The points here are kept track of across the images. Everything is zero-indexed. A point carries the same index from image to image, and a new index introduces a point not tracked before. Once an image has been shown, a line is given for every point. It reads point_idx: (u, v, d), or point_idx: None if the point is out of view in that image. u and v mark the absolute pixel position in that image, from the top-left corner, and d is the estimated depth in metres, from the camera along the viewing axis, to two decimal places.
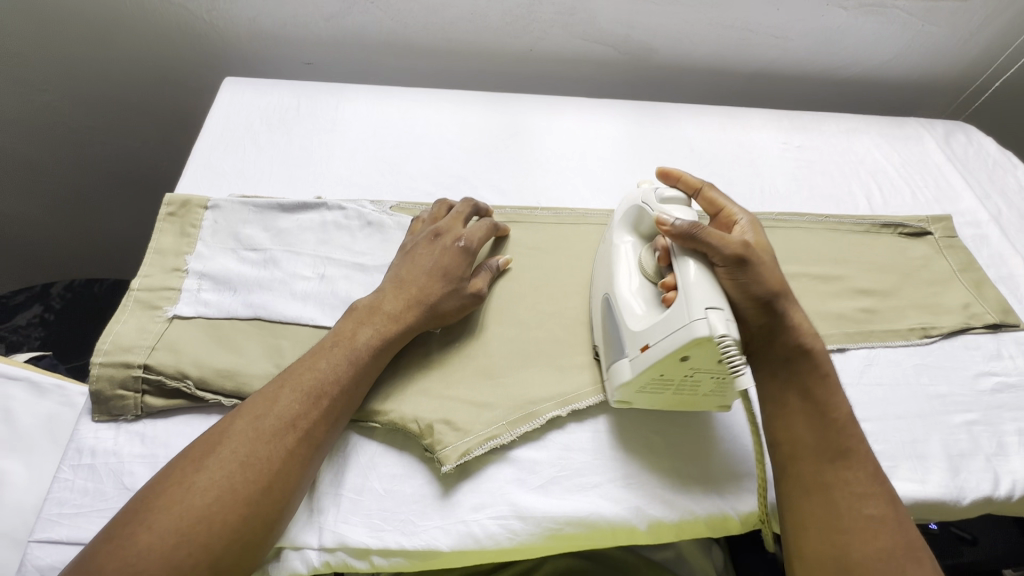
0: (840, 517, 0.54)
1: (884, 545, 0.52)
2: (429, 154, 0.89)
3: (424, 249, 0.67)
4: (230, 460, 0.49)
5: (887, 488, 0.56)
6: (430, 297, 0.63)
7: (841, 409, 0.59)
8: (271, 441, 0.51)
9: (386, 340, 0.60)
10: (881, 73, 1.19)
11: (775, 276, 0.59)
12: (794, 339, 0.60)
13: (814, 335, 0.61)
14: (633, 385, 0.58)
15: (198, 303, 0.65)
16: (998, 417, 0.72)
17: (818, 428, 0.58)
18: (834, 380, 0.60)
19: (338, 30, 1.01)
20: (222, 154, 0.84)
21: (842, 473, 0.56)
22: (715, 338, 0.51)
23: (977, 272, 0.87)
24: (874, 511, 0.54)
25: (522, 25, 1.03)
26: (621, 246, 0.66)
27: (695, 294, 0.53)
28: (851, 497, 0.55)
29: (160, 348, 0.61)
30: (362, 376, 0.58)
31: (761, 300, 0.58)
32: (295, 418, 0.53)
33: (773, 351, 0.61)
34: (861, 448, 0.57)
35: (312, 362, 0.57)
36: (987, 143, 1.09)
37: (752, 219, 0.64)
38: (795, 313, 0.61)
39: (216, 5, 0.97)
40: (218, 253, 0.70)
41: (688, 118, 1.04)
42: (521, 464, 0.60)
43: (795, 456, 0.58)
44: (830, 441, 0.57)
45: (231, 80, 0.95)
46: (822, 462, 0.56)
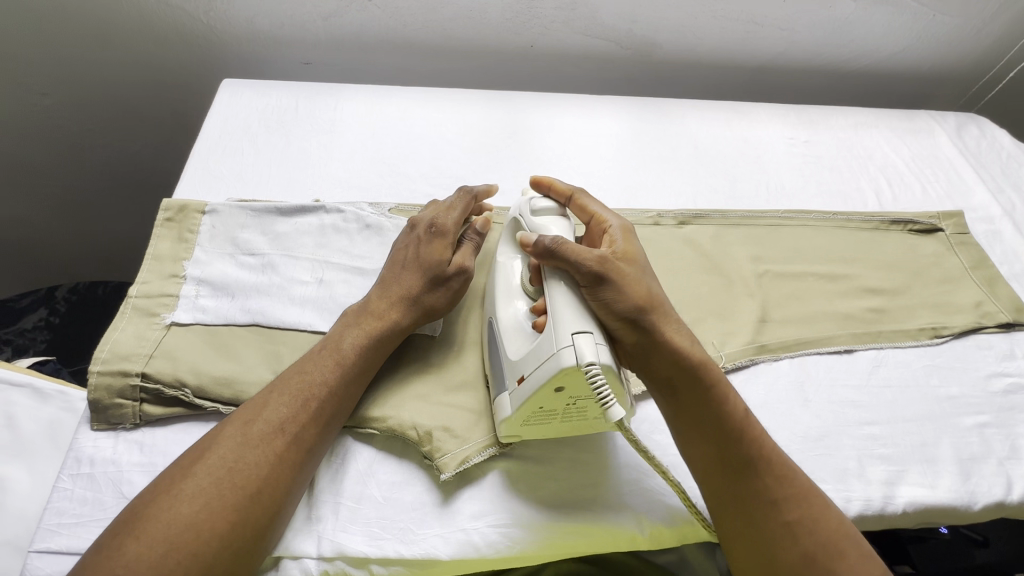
0: (758, 529, 0.53)
1: (806, 548, 0.52)
2: (429, 154, 0.88)
3: (402, 246, 0.66)
4: (216, 466, 0.49)
5: (799, 484, 0.54)
6: (409, 290, 0.62)
7: (735, 414, 0.56)
8: (259, 446, 0.51)
9: (374, 337, 0.59)
10: (892, 64, 1.16)
11: (641, 289, 0.56)
12: (671, 357, 0.56)
13: (696, 349, 0.57)
14: (517, 422, 0.56)
15: (196, 310, 0.65)
16: (1011, 419, 0.70)
17: (716, 442, 0.55)
18: (721, 388, 0.56)
19: (337, 29, 1.00)
20: (220, 157, 0.83)
21: (753, 483, 0.54)
22: (582, 366, 0.50)
23: (990, 269, 0.85)
24: (791, 515, 0.53)
25: (523, 21, 1.01)
26: (506, 263, 0.65)
27: (565, 321, 0.52)
28: (767, 506, 0.53)
29: (158, 355, 0.60)
30: (353, 377, 0.58)
31: (627, 317, 0.54)
32: (283, 422, 0.53)
33: (656, 368, 0.57)
34: (765, 450, 0.55)
35: (302, 365, 0.57)
36: (1000, 135, 1.07)
37: (623, 225, 0.63)
38: (671, 329, 0.56)
39: (214, 6, 0.96)
40: (216, 258, 0.70)
41: (692, 114, 1.02)
42: (520, 471, 0.59)
43: (706, 472, 0.56)
44: (732, 453, 0.55)
45: (230, 81, 0.94)
46: (728, 476, 0.55)
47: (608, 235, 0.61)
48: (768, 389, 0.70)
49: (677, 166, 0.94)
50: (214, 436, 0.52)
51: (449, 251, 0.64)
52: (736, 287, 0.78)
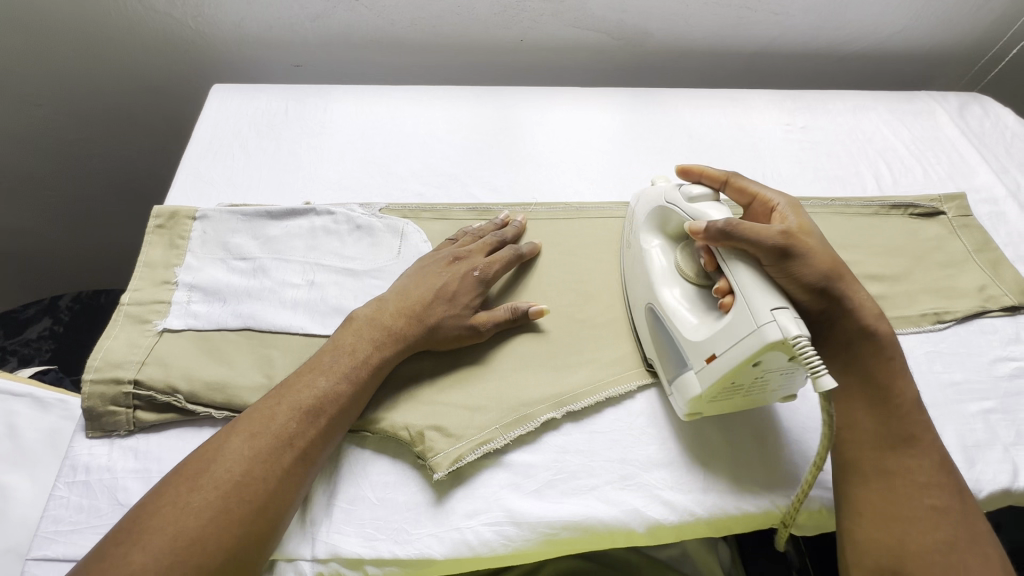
0: (899, 505, 0.53)
1: (945, 536, 0.52)
2: (419, 153, 0.88)
3: (438, 269, 0.67)
4: (226, 480, 0.49)
5: (953, 478, 0.55)
6: (431, 316, 0.63)
7: (905, 393, 0.58)
8: (267, 459, 0.51)
9: (384, 357, 0.60)
10: (891, 45, 1.14)
11: (827, 258, 0.56)
12: (855, 323, 0.58)
13: (875, 315, 0.59)
14: (704, 398, 0.56)
15: (188, 316, 0.65)
16: (1017, 404, 0.69)
17: (882, 415, 0.57)
18: (898, 363, 0.58)
19: (325, 30, 1.00)
20: (211, 162, 0.84)
21: (905, 461, 0.55)
22: (790, 340, 0.49)
23: (994, 252, 0.83)
24: (938, 501, 0.53)
25: (511, 15, 1.00)
26: (651, 248, 0.65)
27: (756, 295, 0.52)
28: (915, 486, 0.54)
29: (149, 362, 0.61)
30: (360, 394, 0.58)
31: (815, 286, 0.56)
32: (292, 437, 0.53)
33: (835, 336, 0.59)
34: (926, 434, 0.56)
35: (310, 377, 0.57)
36: (1004, 114, 1.04)
37: (790, 203, 0.63)
38: (855, 295, 0.58)
39: (201, 10, 0.96)
40: (207, 263, 0.70)
41: (686, 104, 1.00)
42: (515, 469, 0.59)
43: (856, 441, 0.57)
44: (894, 428, 0.56)
45: (219, 86, 0.94)
46: (883, 450, 0.55)
47: (778, 212, 0.61)
48: None
49: (670, 156, 0.93)
50: (219, 446, 0.51)
51: (478, 299, 0.66)
52: None
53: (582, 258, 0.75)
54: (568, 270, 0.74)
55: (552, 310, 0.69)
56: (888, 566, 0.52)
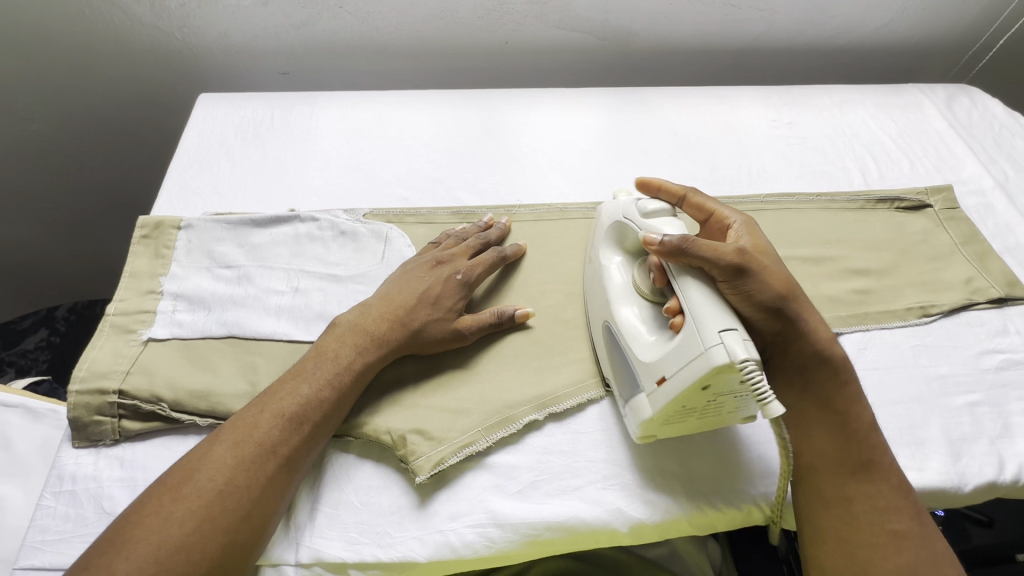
0: (859, 532, 0.53)
1: (907, 561, 0.52)
2: (404, 158, 0.88)
3: (421, 273, 0.67)
4: (210, 489, 0.50)
5: (912, 500, 0.55)
6: (415, 320, 0.63)
7: (862, 417, 0.58)
8: (250, 467, 0.52)
9: (365, 361, 0.61)
10: (877, 39, 1.14)
11: (780, 278, 0.57)
12: (809, 345, 0.58)
13: (828, 337, 0.59)
14: (656, 421, 0.56)
15: (173, 325, 0.66)
16: (1003, 396, 0.69)
17: (841, 440, 0.57)
18: (854, 389, 0.59)
19: (310, 38, 1.01)
20: (197, 172, 0.84)
21: (864, 487, 0.55)
22: (737, 364, 0.48)
23: (981, 244, 0.83)
24: (898, 525, 0.53)
25: (495, 18, 1.01)
26: (610, 266, 0.65)
27: (707, 317, 0.51)
28: (875, 511, 0.54)
29: (135, 372, 0.61)
30: (342, 401, 0.58)
31: (768, 308, 0.56)
32: (275, 444, 0.53)
33: (789, 359, 0.59)
34: (883, 458, 0.56)
35: (293, 385, 0.57)
36: (992, 105, 1.04)
37: (745, 221, 0.62)
38: (807, 317, 0.58)
39: (187, 21, 0.97)
40: (193, 272, 0.71)
41: (672, 102, 1.01)
42: (498, 471, 0.59)
43: (815, 467, 0.57)
44: (853, 454, 0.56)
45: (206, 96, 0.95)
46: (844, 476, 0.55)
47: (732, 231, 0.61)
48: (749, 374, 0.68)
49: (655, 155, 0.93)
50: (203, 454, 0.52)
51: (462, 302, 0.66)
52: None
53: (566, 259, 0.75)
54: (551, 271, 0.74)
55: (535, 311, 0.69)
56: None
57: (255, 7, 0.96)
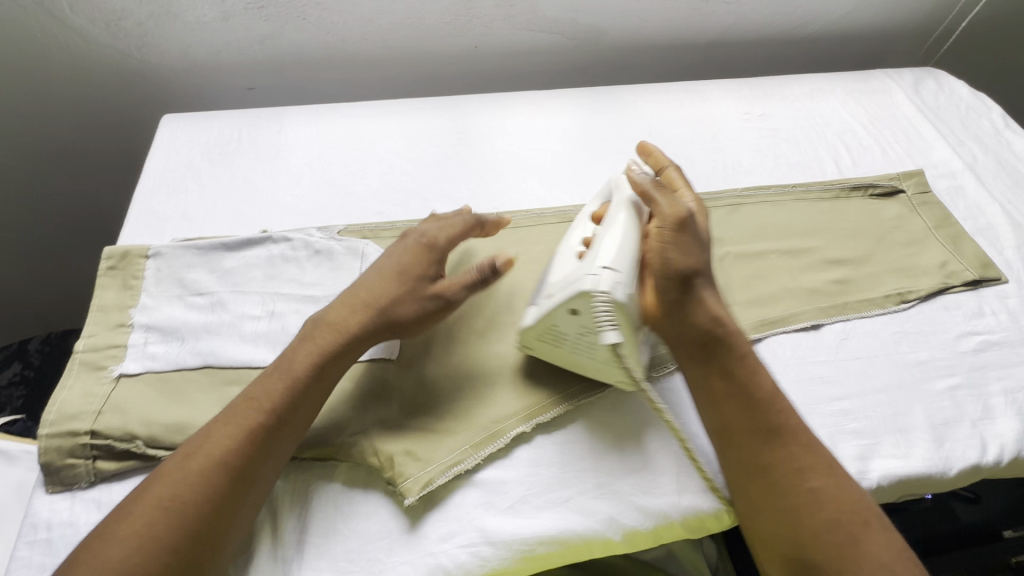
0: (779, 496, 0.53)
1: (829, 516, 0.52)
2: (378, 170, 0.87)
3: (390, 251, 0.65)
4: (155, 504, 0.49)
5: (823, 455, 0.55)
6: (383, 296, 0.61)
7: (763, 386, 0.58)
8: (195, 482, 0.50)
9: (322, 355, 0.58)
10: (844, 26, 1.15)
11: (699, 256, 0.60)
12: (706, 320, 0.59)
13: (728, 320, 0.60)
14: (530, 333, 0.60)
15: (145, 358, 0.64)
16: (983, 378, 0.70)
17: (747, 409, 0.56)
18: (752, 360, 0.59)
19: (276, 50, 0.99)
20: (164, 197, 0.82)
21: (777, 453, 0.55)
22: (595, 293, 0.54)
23: (954, 227, 0.84)
24: (814, 482, 0.53)
25: (462, 23, 0.99)
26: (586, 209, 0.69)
27: (605, 252, 0.57)
28: (790, 473, 0.54)
29: (106, 411, 0.59)
30: (301, 397, 0.56)
31: (674, 270, 0.58)
32: (226, 454, 0.52)
33: (686, 330, 0.59)
34: (791, 419, 0.56)
35: (251, 390, 0.56)
36: (958, 87, 1.05)
37: (701, 206, 0.67)
38: (712, 300, 0.60)
39: (145, 40, 0.95)
40: (163, 302, 0.68)
41: (644, 99, 1.00)
42: (487, 487, 0.58)
43: (730, 441, 0.57)
44: (759, 422, 0.56)
45: (169, 116, 0.93)
46: (756, 445, 0.55)
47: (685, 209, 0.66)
48: None
49: (631, 154, 0.92)
50: (157, 469, 0.52)
51: (435, 269, 0.64)
52: None
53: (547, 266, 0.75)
54: (533, 278, 0.73)
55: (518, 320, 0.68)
56: (789, 554, 0.52)
57: (215, 21, 0.93)
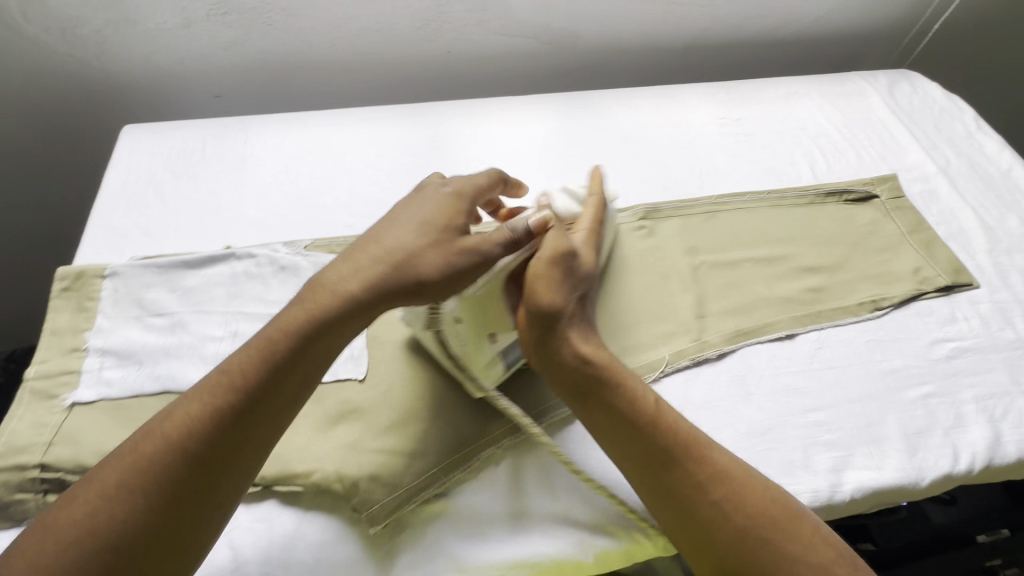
0: (689, 516, 0.52)
1: (739, 526, 0.51)
2: (347, 181, 0.85)
3: (408, 200, 0.61)
4: (106, 487, 0.46)
5: (720, 463, 0.53)
6: (404, 246, 0.56)
7: (648, 405, 0.56)
8: (147, 470, 0.47)
9: (315, 323, 0.53)
10: (819, 29, 1.15)
11: (567, 293, 0.59)
12: (570, 358, 0.57)
13: (601, 355, 0.58)
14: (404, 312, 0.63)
15: (100, 384, 0.61)
16: (955, 385, 0.70)
17: (634, 435, 0.55)
18: (631, 382, 0.57)
19: (242, 57, 0.96)
20: (124, 212, 0.79)
21: (674, 475, 0.53)
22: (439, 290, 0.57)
23: (927, 232, 0.84)
24: (718, 495, 0.52)
25: (434, 28, 0.97)
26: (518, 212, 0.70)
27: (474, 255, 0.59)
28: (692, 493, 0.52)
29: (58, 442, 0.57)
30: (287, 367, 0.52)
31: (537, 308, 0.57)
32: (192, 434, 0.49)
33: (556, 365, 0.58)
34: (680, 435, 0.54)
35: (231, 363, 0.52)
36: (932, 89, 1.06)
37: (592, 236, 0.64)
38: (580, 334, 0.58)
39: (104, 47, 0.91)
40: (121, 324, 0.66)
41: (620, 104, 0.99)
42: (456, 511, 0.57)
43: (631, 471, 0.55)
44: (649, 448, 0.54)
45: (131, 127, 0.90)
46: (652, 471, 0.54)
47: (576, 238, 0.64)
48: (711, 385, 0.68)
49: (606, 161, 0.91)
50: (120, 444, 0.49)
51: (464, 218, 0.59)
52: (672, 282, 0.76)
53: None
54: None
55: None
56: (710, 573, 0.51)
57: (177, 28, 0.90)
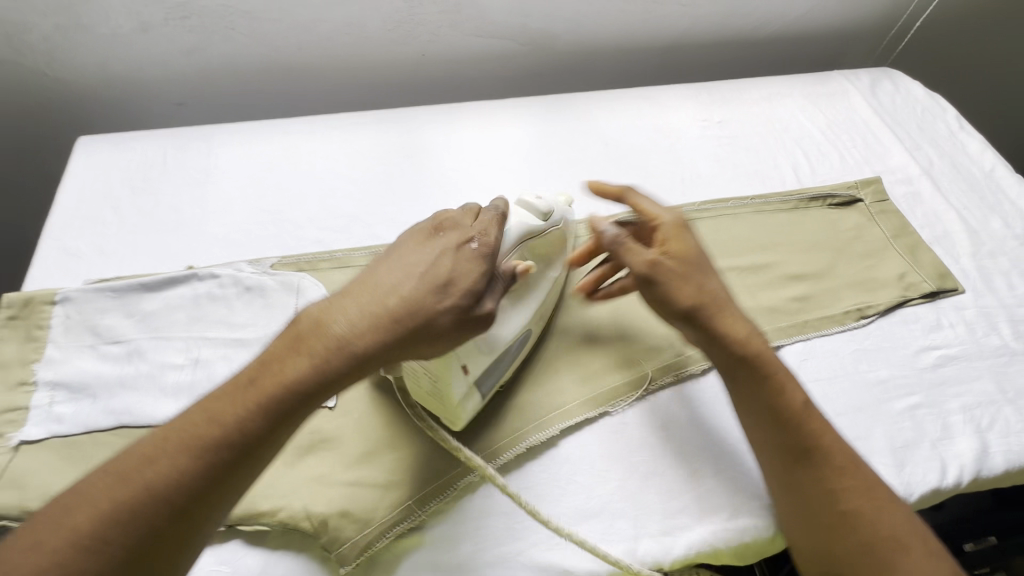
0: (814, 514, 0.53)
1: (864, 537, 0.50)
2: (317, 193, 0.81)
3: (419, 242, 0.54)
4: (75, 537, 0.39)
5: (865, 474, 0.53)
6: (419, 300, 0.49)
7: (795, 404, 0.55)
8: (125, 521, 0.40)
9: (319, 379, 0.46)
10: (801, 27, 1.13)
11: (692, 288, 0.58)
12: (726, 352, 0.57)
13: (753, 340, 0.57)
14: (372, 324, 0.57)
15: (50, 421, 0.58)
16: (942, 395, 0.69)
17: (777, 431, 0.55)
18: (778, 378, 0.56)
19: (204, 63, 0.92)
20: (79, 231, 0.75)
21: (809, 474, 0.53)
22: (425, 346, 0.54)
23: (912, 236, 0.83)
24: (852, 504, 0.52)
25: (406, 31, 0.93)
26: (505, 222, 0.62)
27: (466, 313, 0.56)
28: (825, 494, 0.53)
29: (3, 485, 0.53)
30: (282, 427, 0.45)
31: (676, 314, 0.58)
32: (177, 493, 0.42)
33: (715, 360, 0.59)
34: (824, 440, 0.54)
35: (220, 410, 0.44)
36: (914, 88, 1.04)
37: (677, 221, 0.62)
38: (729, 323, 0.58)
39: (55, 54, 0.86)
40: (73, 353, 0.62)
41: (599, 107, 0.97)
42: (432, 545, 0.55)
43: (763, 461, 0.56)
44: (790, 443, 0.54)
45: (85, 138, 0.85)
46: (789, 465, 0.54)
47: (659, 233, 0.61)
48: (697, 401, 0.65)
49: (587, 167, 0.89)
50: (88, 481, 0.41)
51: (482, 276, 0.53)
52: None
53: None
54: None
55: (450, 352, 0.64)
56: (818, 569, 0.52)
57: (133, 33, 0.85)
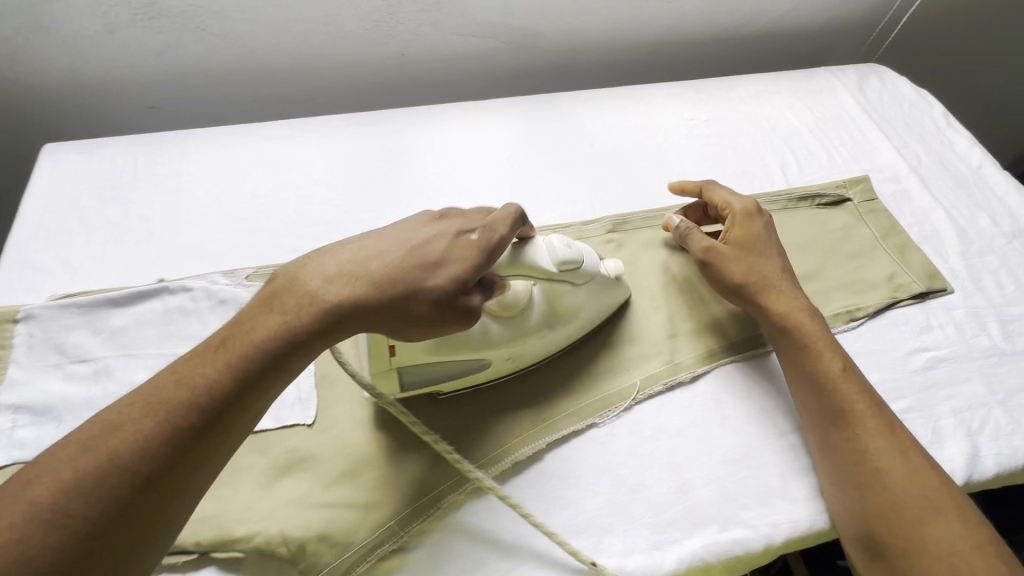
0: (847, 472, 0.56)
1: (894, 495, 0.54)
2: (294, 200, 0.79)
3: (412, 222, 0.52)
4: (35, 507, 0.36)
5: (902, 438, 0.56)
6: (404, 274, 0.48)
7: (831, 371, 0.60)
8: (88, 489, 0.37)
9: (297, 343, 0.45)
10: (789, 22, 1.11)
11: (744, 268, 0.67)
12: (769, 323, 0.65)
13: (801, 314, 0.64)
14: None
15: (13, 446, 0.55)
16: (933, 398, 0.68)
17: (816, 395, 0.60)
18: (818, 348, 0.62)
19: (176, 65, 0.89)
20: (44, 243, 0.72)
21: (843, 435, 0.57)
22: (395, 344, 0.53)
23: (901, 235, 0.82)
24: (884, 465, 0.55)
25: (385, 30, 0.90)
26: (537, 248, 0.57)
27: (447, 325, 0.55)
28: (859, 454, 0.56)
29: None
30: (257, 394, 0.43)
31: (727, 291, 0.68)
32: (144, 460, 0.39)
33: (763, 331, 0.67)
34: (859, 405, 0.58)
35: (195, 374, 0.42)
36: (902, 84, 1.03)
37: (745, 209, 0.71)
38: (777, 298, 0.65)
39: (16, 57, 0.82)
40: (37, 374, 0.59)
41: (585, 107, 0.95)
42: (414, 566, 0.53)
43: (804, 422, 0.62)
44: (828, 405, 0.59)
45: (51, 146, 0.81)
46: (825, 426, 0.59)
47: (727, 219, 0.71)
48: (686, 409, 0.64)
49: (572, 169, 0.87)
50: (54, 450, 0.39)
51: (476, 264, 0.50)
52: (641, 298, 0.72)
53: None
54: None
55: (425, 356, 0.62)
56: (852, 527, 0.56)
57: (99, 35, 0.81)
